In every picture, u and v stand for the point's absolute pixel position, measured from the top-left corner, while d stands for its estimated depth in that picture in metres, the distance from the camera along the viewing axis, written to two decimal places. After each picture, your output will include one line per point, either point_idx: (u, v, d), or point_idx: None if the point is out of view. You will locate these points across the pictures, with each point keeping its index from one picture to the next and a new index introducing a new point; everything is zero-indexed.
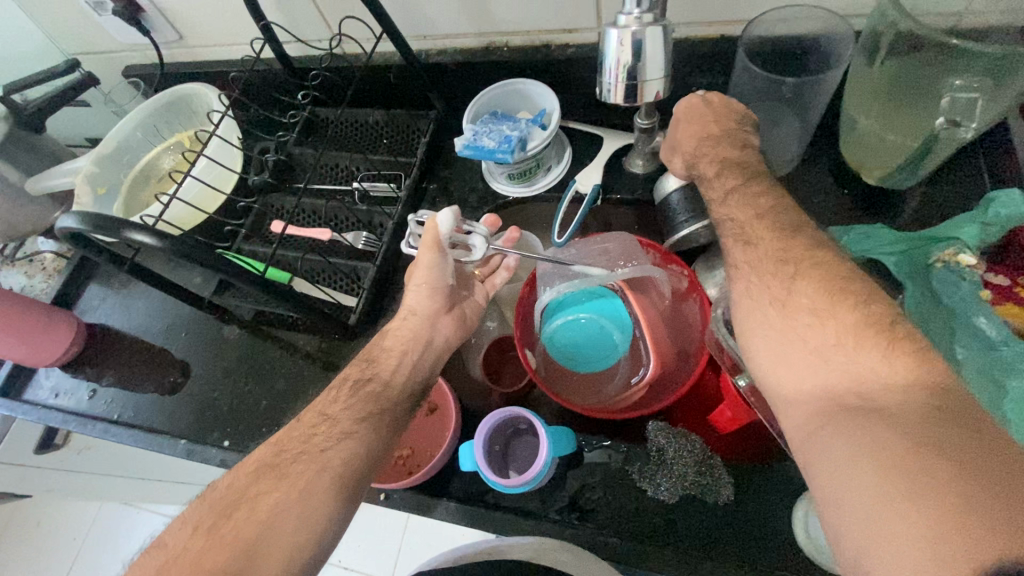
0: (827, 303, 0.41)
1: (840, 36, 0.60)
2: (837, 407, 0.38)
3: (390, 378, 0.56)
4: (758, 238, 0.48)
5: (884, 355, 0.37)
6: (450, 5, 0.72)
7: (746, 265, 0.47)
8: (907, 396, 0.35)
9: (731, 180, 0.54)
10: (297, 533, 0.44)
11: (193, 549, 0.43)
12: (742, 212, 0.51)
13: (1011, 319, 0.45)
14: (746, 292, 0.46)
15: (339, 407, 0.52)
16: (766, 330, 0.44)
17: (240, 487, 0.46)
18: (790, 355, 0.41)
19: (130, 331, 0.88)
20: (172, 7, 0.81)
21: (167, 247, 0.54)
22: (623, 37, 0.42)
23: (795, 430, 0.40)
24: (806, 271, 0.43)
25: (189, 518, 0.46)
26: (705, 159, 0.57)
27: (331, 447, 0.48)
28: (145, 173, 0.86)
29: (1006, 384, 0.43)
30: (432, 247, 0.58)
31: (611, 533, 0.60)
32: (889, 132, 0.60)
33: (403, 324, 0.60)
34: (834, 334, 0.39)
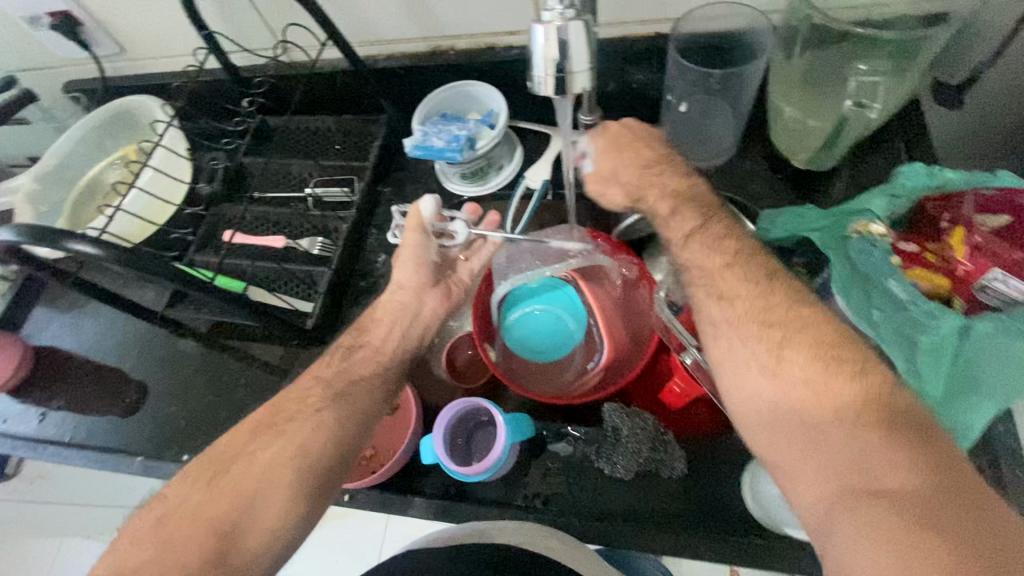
0: (823, 376, 0.40)
1: (761, 31, 0.65)
2: (846, 494, 0.37)
3: (381, 344, 0.59)
4: (733, 293, 0.45)
5: (886, 435, 0.37)
6: (393, 11, 0.74)
7: (723, 323, 0.44)
8: (915, 479, 0.35)
9: (691, 221, 0.49)
10: (291, 489, 0.47)
11: (193, 500, 0.46)
12: (709, 259, 0.47)
13: (920, 281, 0.48)
14: (728, 351, 0.44)
15: (331, 371, 0.55)
16: (756, 401, 0.42)
17: (238, 444, 0.49)
18: (787, 430, 0.40)
19: (81, 351, 0.85)
20: (113, 20, 0.80)
21: (109, 256, 0.53)
22: (548, 33, 0.45)
23: (805, 511, 0.39)
24: (794, 336, 0.41)
25: (186, 475, 0.48)
26: (654, 194, 0.51)
27: (324, 408, 0.51)
28: (90, 188, 0.83)
29: (917, 340, 0.47)
30: (416, 230, 0.60)
31: (573, 515, 0.62)
32: (809, 117, 0.65)
33: (392, 297, 0.61)
34: (833, 412, 0.39)
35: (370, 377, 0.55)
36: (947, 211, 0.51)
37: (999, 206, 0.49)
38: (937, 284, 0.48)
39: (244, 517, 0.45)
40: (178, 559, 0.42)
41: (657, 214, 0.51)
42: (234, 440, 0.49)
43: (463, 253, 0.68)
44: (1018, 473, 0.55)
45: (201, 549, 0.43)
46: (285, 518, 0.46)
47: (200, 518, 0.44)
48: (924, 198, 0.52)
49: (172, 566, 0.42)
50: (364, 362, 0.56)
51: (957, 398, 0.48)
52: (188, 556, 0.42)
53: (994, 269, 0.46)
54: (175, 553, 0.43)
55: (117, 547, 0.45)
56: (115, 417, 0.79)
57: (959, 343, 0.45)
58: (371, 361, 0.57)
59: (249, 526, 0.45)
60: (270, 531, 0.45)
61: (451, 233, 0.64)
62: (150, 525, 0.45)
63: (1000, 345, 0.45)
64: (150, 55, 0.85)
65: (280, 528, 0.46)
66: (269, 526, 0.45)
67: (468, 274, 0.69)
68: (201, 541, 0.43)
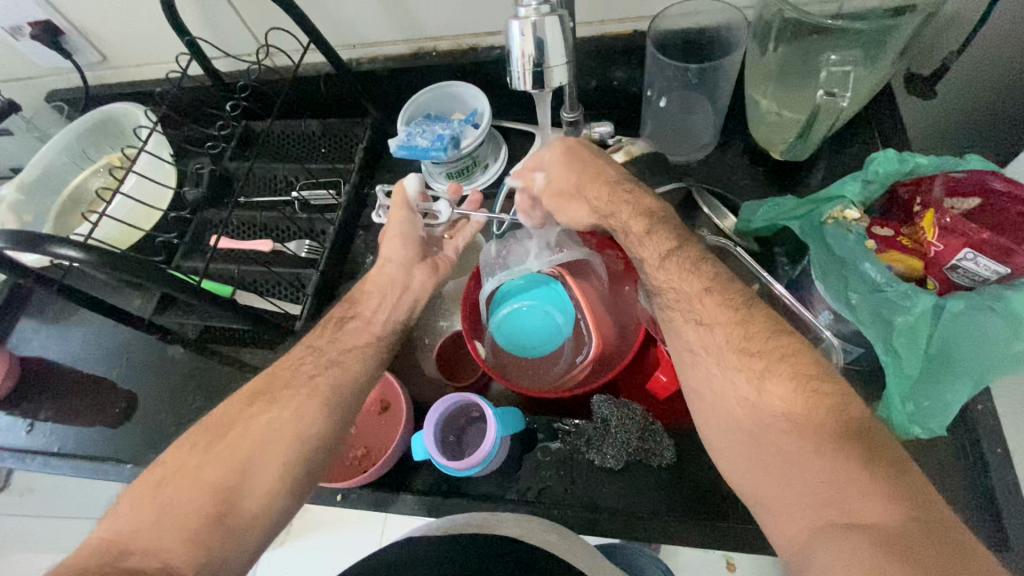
0: (802, 408, 0.41)
1: (735, 26, 0.66)
2: (822, 525, 0.37)
3: (373, 315, 0.59)
4: (710, 319, 0.47)
5: (861, 467, 0.37)
6: (375, 13, 0.74)
7: (702, 350, 0.47)
8: (890, 512, 0.35)
9: (665, 243, 0.51)
10: (287, 452, 0.48)
11: (191, 462, 0.46)
12: (687, 284, 0.49)
13: (894, 264, 0.50)
14: (709, 380, 0.47)
15: (326, 339, 0.57)
16: (738, 434, 0.44)
17: (235, 411, 0.50)
18: (768, 463, 0.42)
19: (68, 361, 0.84)
20: (95, 29, 0.80)
21: (93, 259, 0.53)
22: (524, 28, 0.46)
23: (786, 544, 0.39)
24: (774, 367, 0.43)
25: (184, 441, 0.48)
26: (626, 211, 0.54)
27: (319, 374, 0.53)
28: (75, 197, 0.83)
29: (892, 320, 0.48)
30: (401, 206, 0.61)
31: (565, 506, 0.62)
32: (785, 110, 0.66)
33: (381, 271, 0.61)
34: (811, 444, 0.40)
35: (361, 346, 0.57)
36: (917, 195, 0.52)
37: (969, 188, 0.49)
38: (909, 266, 0.50)
39: (242, 478, 0.46)
40: (178, 519, 0.43)
41: (632, 231, 0.54)
42: (229, 412, 0.50)
43: (447, 231, 0.67)
44: (999, 451, 0.56)
45: (202, 511, 0.43)
46: (282, 478, 0.47)
47: (198, 480, 0.45)
48: (897, 183, 0.54)
49: (172, 527, 0.42)
50: (357, 348, 0.56)
51: (935, 379, 0.50)
52: (188, 518, 0.43)
53: (964, 249, 0.46)
54: (175, 515, 0.43)
55: (115, 512, 0.45)
56: (104, 427, 0.78)
57: (931, 323, 0.48)
58: (362, 333, 0.58)
59: (246, 487, 0.45)
60: (267, 491, 0.46)
61: (434, 213, 0.66)
62: (151, 488, 0.45)
63: (971, 319, 0.47)
64: (132, 63, 0.86)
65: (276, 488, 0.47)
66: (265, 488, 0.46)
67: (454, 251, 0.67)
68: (201, 503, 0.44)
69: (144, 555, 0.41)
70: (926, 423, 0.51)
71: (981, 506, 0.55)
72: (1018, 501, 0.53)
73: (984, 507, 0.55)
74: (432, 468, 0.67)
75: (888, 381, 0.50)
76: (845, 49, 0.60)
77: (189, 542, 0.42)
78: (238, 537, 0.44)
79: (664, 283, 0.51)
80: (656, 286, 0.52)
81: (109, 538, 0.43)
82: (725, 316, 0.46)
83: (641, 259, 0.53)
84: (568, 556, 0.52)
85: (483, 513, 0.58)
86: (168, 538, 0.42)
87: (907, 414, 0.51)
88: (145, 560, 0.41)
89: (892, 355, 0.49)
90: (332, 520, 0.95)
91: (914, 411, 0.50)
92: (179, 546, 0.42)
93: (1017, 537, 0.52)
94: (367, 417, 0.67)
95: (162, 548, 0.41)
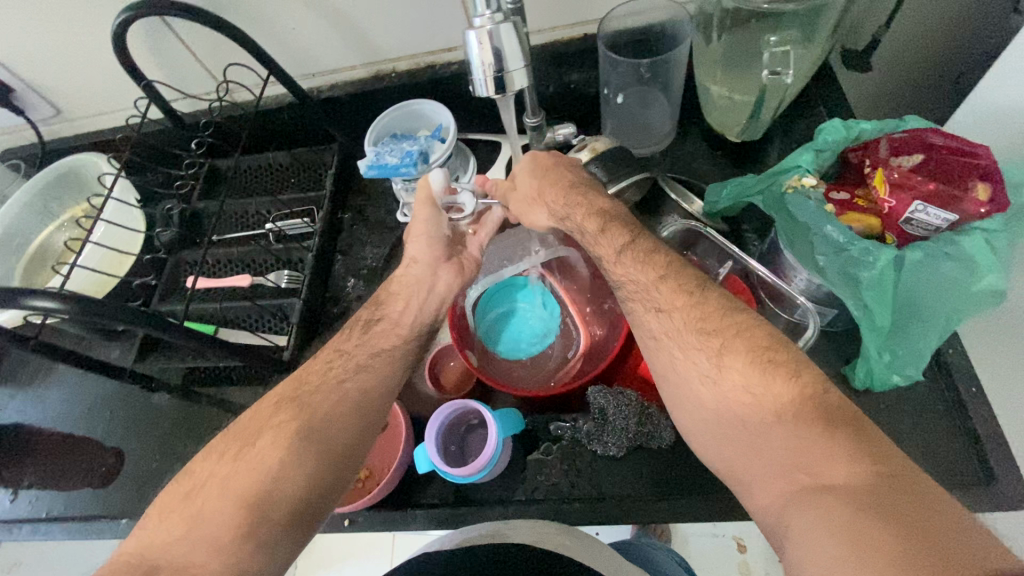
0: (759, 378, 0.42)
1: (679, 20, 0.69)
2: (795, 488, 0.38)
3: (400, 316, 0.59)
4: (669, 306, 0.49)
5: (821, 431, 0.38)
6: (332, 40, 0.76)
7: (665, 336, 0.49)
8: (855, 469, 0.36)
9: (619, 238, 0.54)
10: (317, 462, 0.47)
11: (221, 472, 0.46)
12: (643, 274, 0.51)
13: (854, 224, 0.53)
14: (673, 364, 0.48)
15: (353, 343, 0.56)
16: (705, 416, 0.45)
17: (264, 417, 0.50)
18: (734, 437, 0.43)
19: (46, 424, 0.81)
20: (46, 84, 0.79)
21: (72, 307, 0.52)
22: (481, 38, 0.47)
23: (762, 512, 0.40)
24: (730, 343, 0.44)
25: (214, 450, 0.48)
26: (581, 213, 0.57)
27: (348, 378, 0.53)
28: (41, 254, 0.81)
29: (859, 276, 0.52)
30: (426, 202, 0.62)
31: (572, 497, 0.63)
32: (735, 93, 0.69)
33: (407, 273, 0.62)
34: (773, 412, 0.41)
35: (389, 349, 0.57)
36: (867, 157, 0.55)
37: (911, 146, 0.52)
38: (869, 225, 0.53)
39: (270, 489, 0.45)
40: (209, 532, 0.43)
41: (587, 231, 0.56)
42: (244, 426, 0.49)
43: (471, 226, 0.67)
44: (975, 390, 0.59)
45: (234, 526, 0.43)
46: (306, 489, 0.46)
47: (229, 489, 0.45)
48: (847, 148, 0.57)
49: (204, 538, 0.43)
50: (387, 348, 0.57)
51: (906, 327, 0.54)
52: (220, 530, 0.43)
53: (914, 203, 0.49)
54: (208, 525, 0.43)
55: (147, 524, 0.45)
56: (92, 486, 0.76)
57: (894, 272, 0.50)
58: (390, 334, 0.58)
59: (275, 496, 0.45)
60: (293, 507, 0.45)
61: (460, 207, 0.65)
62: (181, 499, 0.45)
63: (929, 265, 0.51)
64: (89, 113, 0.85)
65: (304, 500, 0.46)
66: (295, 497, 0.45)
67: (478, 248, 0.67)
68: (231, 516, 0.43)
69: (175, 569, 0.42)
70: (904, 369, 0.55)
71: (965, 444, 0.58)
72: (997, 434, 0.57)
73: (971, 445, 0.58)
74: (442, 479, 0.66)
75: (864, 335, 0.53)
76: (783, 31, 0.64)
77: (220, 554, 0.42)
78: (275, 542, 0.44)
79: (622, 277, 0.52)
80: (615, 280, 0.53)
81: (140, 551, 0.43)
82: (677, 299, 0.48)
83: (602, 253, 0.55)
84: (582, 555, 0.52)
85: (497, 522, 0.58)
86: (200, 550, 0.42)
87: (885, 363, 0.55)
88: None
89: (864, 309, 0.52)
90: (341, 548, 0.94)
91: (891, 359, 0.55)
92: (211, 557, 0.42)
93: (1002, 468, 0.55)
94: None
95: (195, 560, 0.42)
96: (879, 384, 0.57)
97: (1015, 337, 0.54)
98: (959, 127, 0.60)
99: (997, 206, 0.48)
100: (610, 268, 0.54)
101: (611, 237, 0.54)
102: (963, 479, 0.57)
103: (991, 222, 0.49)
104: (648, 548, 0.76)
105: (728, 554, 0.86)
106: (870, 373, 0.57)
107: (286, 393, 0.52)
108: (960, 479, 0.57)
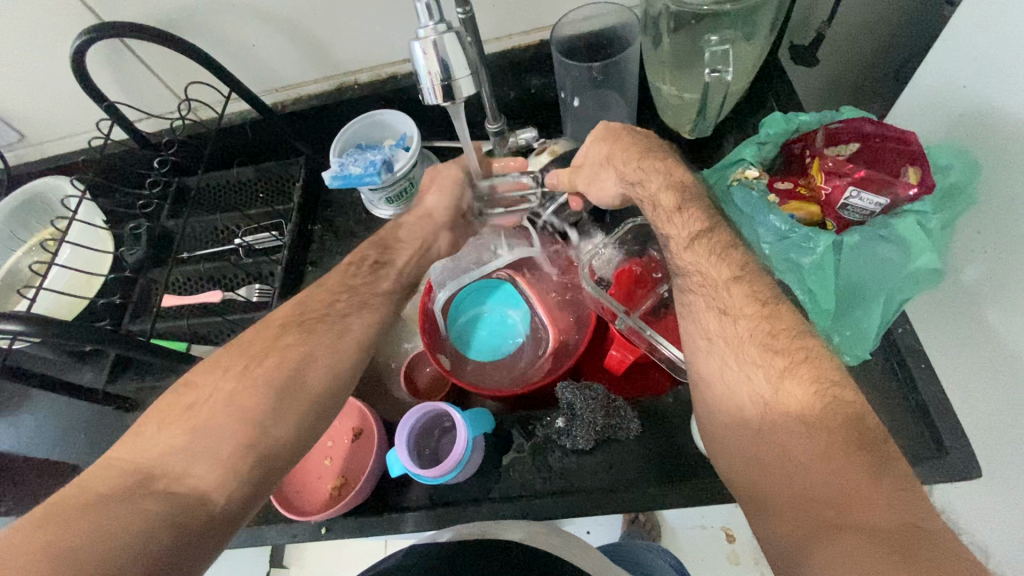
0: (818, 410, 0.41)
1: (627, 24, 0.72)
2: (820, 522, 0.37)
3: (405, 265, 0.61)
4: (735, 310, 0.47)
5: (868, 476, 0.38)
6: (292, 55, 0.77)
7: (722, 340, 0.47)
8: (892, 515, 0.36)
9: (697, 222, 0.52)
10: (320, 411, 0.47)
11: (227, 386, 0.44)
12: (717, 270, 0.50)
13: (800, 212, 0.55)
14: (722, 371, 0.46)
15: (360, 280, 0.57)
16: (739, 429, 0.44)
17: (267, 340, 0.48)
18: (768, 460, 0.41)
19: (21, 450, 0.80)
20: (7, 110, 0.79)
21: (36, 328, 0.52)
22: (426, 47, 0.49)
23: (777, 539, 0.39)
24: (796, 367, 0.43)
25: (217, 364, 0.46)
26: (658, 180, 0.56)
27: (351, 314, 0.53)
28: (8, 282, 0.79)
29: (801, 262, 0.55)
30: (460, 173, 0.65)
31: (546, 495, 0.64)
32: (685, 91, 0.72)
33: (420, 222, 0.63)
34: (820, 447, 0.39)
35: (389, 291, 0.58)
36: (806, 148, 0.57)
37: (847, 136, 0.55)
38: (810, 212, 0.55)
39: (277, 410, 0.44)
40: (210, 447, 0.41)
41: (661, 205, 0.55)
42: (249, 345, 0.48)
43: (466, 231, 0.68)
44: (925, 367, 0.61)
45: (239, 444, 0.42)
46: (311, 410, 0.46)
47: (235, 406, 0.43)
48: (789, 140, 0.60)
49: (204, 452, 0.41)
50: (388, 291, 0.58)
51: (851, 311, 0.56)
52: (221, 444, 0.42)
53: (849, 188, 0.52)
54: (214, 437, 0.42)
55: (146, 429, 0.43)
56: None
57: (835, 258, 0.54)
58: (391, 279, 0.59)
59: (281, 419, 0.44)
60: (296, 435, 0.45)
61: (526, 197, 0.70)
62: (182, 411, 0.43)
63: (869, 249, 0.54)
64: (52, 137, 0.85)
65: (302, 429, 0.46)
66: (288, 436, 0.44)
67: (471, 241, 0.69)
68: (239, 428, 0.42)
69: (173, 478, 0.40)
70: (853, 349, 0.57)
71: (919, 420, 0.61)
72: (946, 409, 0.59)
73: (924, 421, 0.60)
74: (419, 483, 0.67)
75: (811, 318, 0.55)
76: (724, 30, 0.66)
77: (219, 466, 0.41)
78: (273, 463, 0.43)
79: (690, 265, 0.52)
80: (682, 267, 0.53)
81: (134, 463, 0.40)
82: (747, 305, 0.47)
83: (676, 235, 0.53)
84: (573, 559, 0.49)
85: (484, 523, 0.54)
86: (199, 462, 0.40)
87: (834, 344, 0.57)
88: (177, 486, 0.39)
89: (810, 294, 0.54)
90: (332, 559, 0.94)
91: (841, 340, 0.57)
92: (212, 472, 0.40)
93: (953, 441, 0.58)
94: (340, 445, 0.69)
95: (192, 472, 0.40)
96: None
97: (963, 313, 0.56)
98: (896, 119, 0.63)
99: (925, 188, 0.51)
100: (678, 253, 0.53)
101: (688, 217, 0.53)
102: (919, 454, 0.59)
103: (922, 203, 0.52)
104: (640, 552, 0.75)
105: (716, 543, 0.87)
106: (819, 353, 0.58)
107: (287, 317, 0.51)
108: (915, 453, 0.59)
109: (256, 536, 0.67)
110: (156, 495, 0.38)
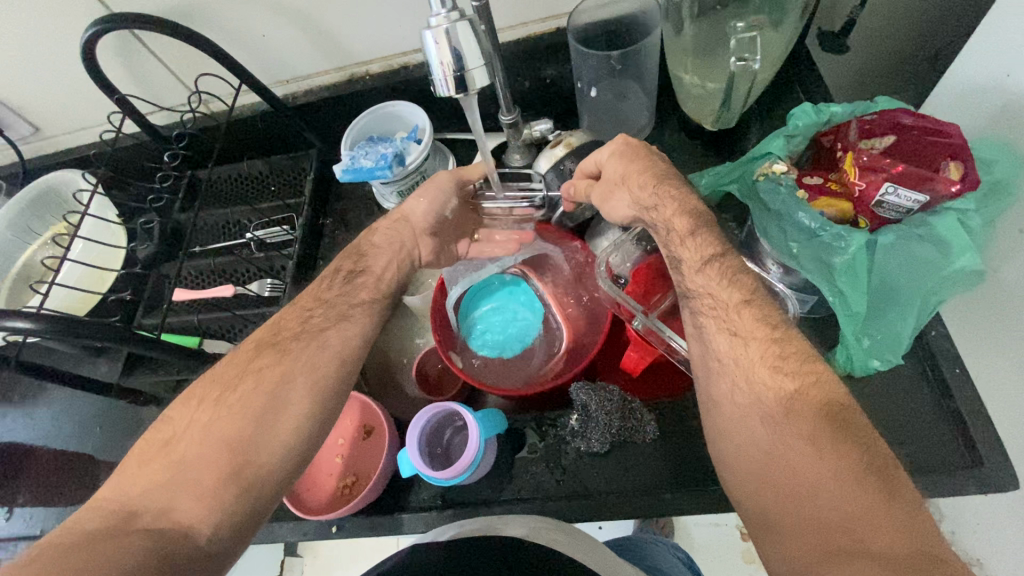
0: (829, 435, 0.39)
1: (648, 11, 0.69)
2: (829, 550, 0.35)
3: (382, 272, 0.61)
4: (747, 333, 0.45)
5: (876, 500, 0.35)
6: (302, 45, 0.75)
7: (733, 362, 0.45)
8: (901, 541, 0.33)
9: (709, 247, 0.50)
10: (312, 432, 0.48)
11: (201, 419, 0.45)
12: (725, 294, 0.48)
13: (829, 209, 0.53)
14: (731, 393, 0.44)
15: (332, 292, 0.58)
16: (749, 454, 0.41)
17: (240, 364, 0.50)
18: (779, 485, 0.39)
19: (38, 443, 0.81)
20: (21, 103, 0.79)
21: (46, 326, 0.52)
22: (437, 36, 0.47)
23: (786, 564, 0.37)
24: (807, 390, 0.41)
25: (193, 396, 0.47)
26: (671, 208, 0.52)
27: (329, 327, 0.54)
28: (24, 276, 0.79)
29: (832, 262, 0.52)
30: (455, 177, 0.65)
31: (556, 498, 0.63)
32: (708, 80, 0.69)
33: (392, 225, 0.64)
34: (831, 471, 0.37)
35: (368, 299, 0.59)
36: (837, 141, 0.55)
37: (882, 128, 0.53)
38: (841, 210, 0.53)
39: (256, 441, 0.45)
40: (190, 478, 0.42)
41: (674, 231, 0.52)
42: (248, 367, 0.50)
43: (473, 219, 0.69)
44: (959, 372, 0.58)
45: (220, 472, 0.43)
46: (301, 433, 0.47)
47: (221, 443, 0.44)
48: (818, 133, 0.57)
49: (186, 482, 0.42)
50: (366, 300, 0.59)
51: (883, 313, 0.54)
52: (200, 476, 0.42)
53: (886, 184, 0.50)
54: (209, 463, 0.43)
55: (125, 468, 0.43)
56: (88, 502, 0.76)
57: (867, 259, 0.51)
58: (370, 285, 0.60)
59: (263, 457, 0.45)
60: (286, 447, 0.46)
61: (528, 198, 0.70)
62: (160, 448, 0.44)
63: (903, 249, 0.51)
64: (66, 130, 0.85)
65: (294, 443, 0.46)
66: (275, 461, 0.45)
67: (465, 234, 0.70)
68: (233, 468, 0.43)
69: (158, 513, 0.40)
70: (883, 354, 0.55)
71: (950, 426, 0.58)
72: (981, 416, 0.56)
73: (955, 428, 0.57)
74: (428, 484, 0.66)
75: (839, 320, 0.53)
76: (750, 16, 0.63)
77: (207, 499, 0.41)
78: (251, 493, 0.43)
79: (700, 288, 0.49)
80: (691, 290, 0.50)
81: (116, 501, 0.41)
82: (757, 329, 0.45)
83: (688, 258, 0.51)
84: (581, 556, 0.46)
85: (487, 518, 0.51)
86: (182, 497, 0.41)
87: (864, 349, 0.55)
88: (160, 522, 0.40)
89: (839, 295, 0.52)
90: (344, 552, 0.94)
91: (871, 345, 0.55)
92: (197, 506, 0.41)
93: (988, 450, 0.55)
94: (351, 443, 0.68)
95: (177, 507, 0.41)
96: (856, 368, 0.57)
97: (1002, 316, 0.53)
98: (935, 110, 0.59)
99: (968, 183, 0.48)
100: (691, 277, 0.50)
101: (703, 242, 0.51)
102: (951, 463, 0.56)
103: (963, 201, 0.49)
104: (649, 546, 0.73)
105: (730, 541, 0.85)
106: (848, 360, 0.57)
107: (263, 338, 0.53)
108: (946, 462, 0.56)
109: (266, 533, 0.67)
110: (139, 531, 0.39)
